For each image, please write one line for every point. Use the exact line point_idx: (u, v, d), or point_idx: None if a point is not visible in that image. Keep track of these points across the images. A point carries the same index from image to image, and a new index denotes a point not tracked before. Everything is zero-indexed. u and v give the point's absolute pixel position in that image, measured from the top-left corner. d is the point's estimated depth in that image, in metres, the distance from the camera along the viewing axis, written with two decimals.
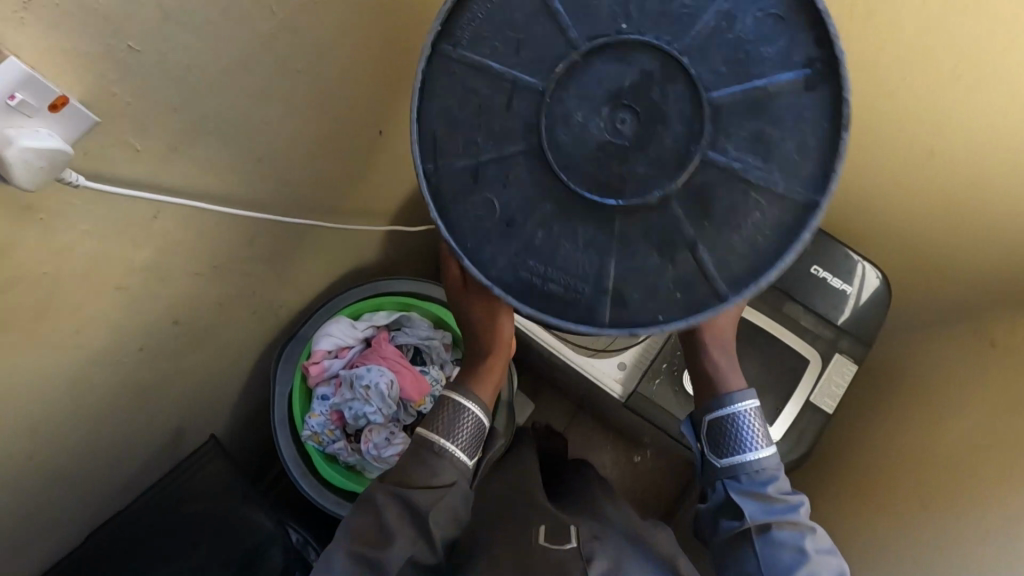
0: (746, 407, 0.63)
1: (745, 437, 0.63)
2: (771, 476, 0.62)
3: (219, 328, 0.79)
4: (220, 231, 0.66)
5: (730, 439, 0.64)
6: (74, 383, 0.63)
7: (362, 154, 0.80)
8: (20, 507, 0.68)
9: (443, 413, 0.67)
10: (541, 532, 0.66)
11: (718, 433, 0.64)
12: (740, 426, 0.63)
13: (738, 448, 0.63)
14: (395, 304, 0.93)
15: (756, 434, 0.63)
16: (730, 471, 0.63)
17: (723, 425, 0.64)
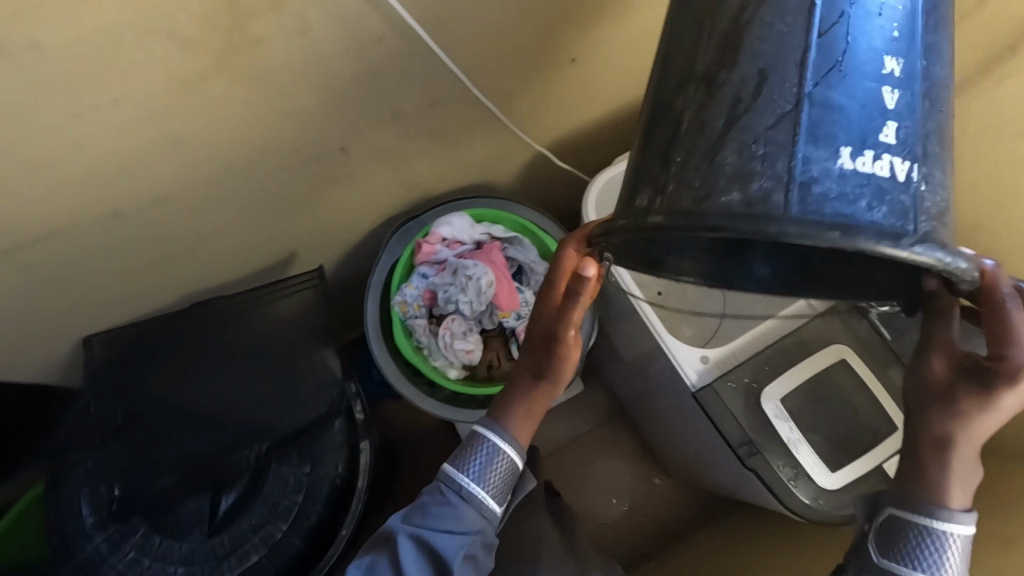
0: (953, 532, 0.49)
1: (931, 560, 0.49)
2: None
3: (369, 177, 0.85)
4: (416, 83, 0.72)
5: (908, 552, 0.50)
6: (252, 162, 0.70)
7: (554, 77, 0.84)
8: (160, 250, 0.77)
9: (471, 450, 0.59)
10: None
11: (899, 535, 0.51)
12: (933, 548, 0.49)
13: (922, 567, 0.49)
14: (514, 225, 0.98)
15: (951, 563, 0.49)
16: None
17: (906, 530, 0.51)
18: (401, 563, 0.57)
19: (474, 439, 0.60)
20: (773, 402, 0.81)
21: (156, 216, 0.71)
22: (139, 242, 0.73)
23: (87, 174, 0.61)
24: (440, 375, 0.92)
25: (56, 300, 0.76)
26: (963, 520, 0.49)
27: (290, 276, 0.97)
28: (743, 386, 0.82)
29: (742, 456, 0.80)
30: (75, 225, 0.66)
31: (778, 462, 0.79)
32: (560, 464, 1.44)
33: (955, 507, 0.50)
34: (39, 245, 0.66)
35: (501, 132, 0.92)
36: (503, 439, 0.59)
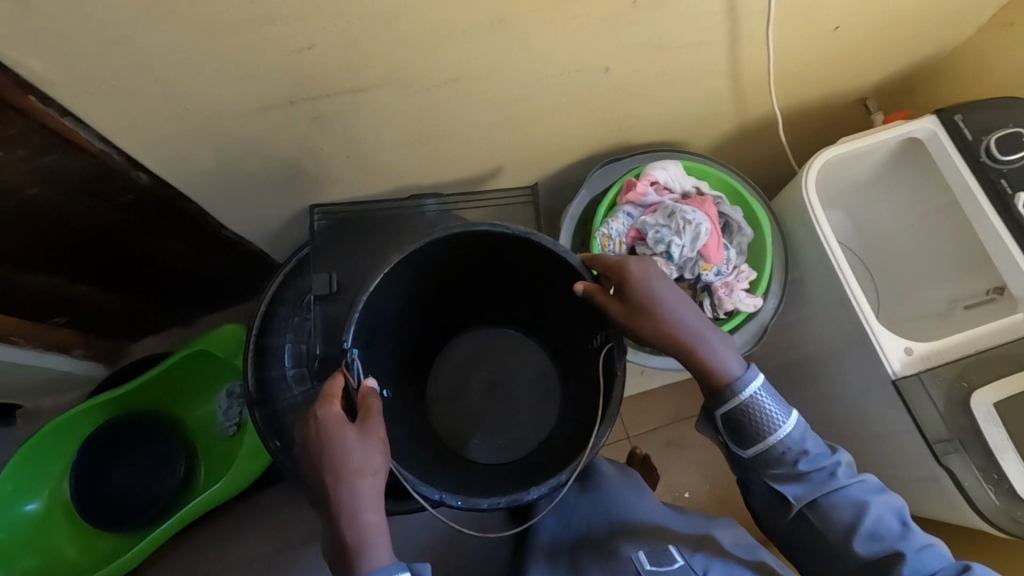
0: (746, 371, 0.69)
1: (762, 414, 0.68)
2: (802, 449, 0.67)
3: (608, 107, 0.88)
4: (707, 18, 0.75)
5: (752, 422, 0.68)
6: (542, 65, 0.74)
7: (810, 38, 0.86)
8: (415, 130, 0.80)
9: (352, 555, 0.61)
10: (639, 556, 0.71)
11: (736, 425, 0.69)
12: (754, 406, 0.68)
13: (764, 434, 0.68)
14: (720, 184, 0.97)
15: (770, 407, 0.68)
16: (765, 465, 0.69)
17: (739, 416, 0.69)
18: None
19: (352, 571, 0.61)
20: (985, 407, 0.79)
21: (440, 99, 0.75)
22: (412, 121, 0.78)
23: (424, 45, 0.65)
24: None
25: (313, 158, 0.80)
26: (740, 364, 0.70)
27: (504, 189, 0.99)
28: (948, 384, 0.81)
29: (937, 453, 0.80)
30: (375, 85, 0.69)
31: (978, 466, 0.78)
32: (657, 442, 1.44)
33: (736, 373, 0.69)
34: (338, 97, 0.69)
35: (727, 88, 0.93)
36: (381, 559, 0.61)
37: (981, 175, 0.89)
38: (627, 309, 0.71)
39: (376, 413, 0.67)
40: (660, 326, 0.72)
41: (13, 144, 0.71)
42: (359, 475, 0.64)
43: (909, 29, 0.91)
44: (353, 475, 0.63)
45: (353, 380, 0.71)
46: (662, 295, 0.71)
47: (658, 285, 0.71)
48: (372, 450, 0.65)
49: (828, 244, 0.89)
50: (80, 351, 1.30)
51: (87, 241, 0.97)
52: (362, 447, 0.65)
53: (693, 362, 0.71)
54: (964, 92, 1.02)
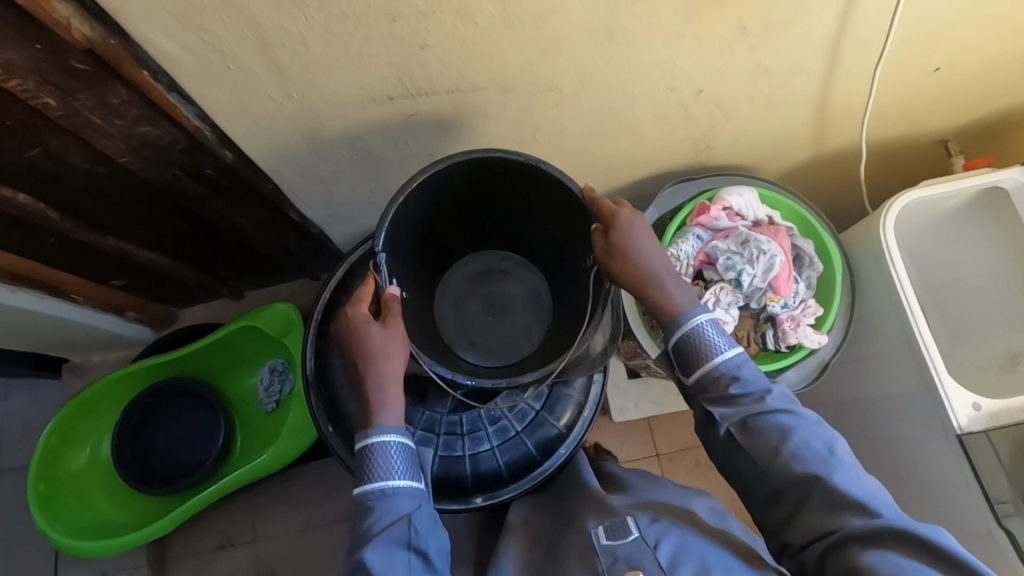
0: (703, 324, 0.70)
1: (702, 344, 0.69)
2: (738, 377, 0.68)
3: (690, 126, 0.88)
4: (807, 47, 0.74)
5: (693, 352, 0.70)
6: (637, 79, 0.74)
7: (903, 75, 0.85)
8: (499, 133, 0.81)
9: (373, 465, 0.65)
10: (595, 530, 0.66)
11: (680, 351, 0.71)
12: (698, 339, 0.70)
13: (702, 359, 0.69)
14: (792, 216, 0.96)
15: (714, 339, 0.70)
16: (700, 390, 0.70)
17: (686, 343, 0.70)
18: (381, 519, 0.62)
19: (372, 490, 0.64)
20: None
21: (532, 104, 0.76)
22: (499, 124, 0.79)
23: (532, 52, 0.65)
24: None
25: (397, 153, 0.81)
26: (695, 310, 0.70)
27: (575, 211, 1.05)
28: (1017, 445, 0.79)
29: (998, 515, 0.78)
30: (472, 89, 0.70)
31: None
32: (685, 462, 1.43)
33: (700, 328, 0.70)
34: (435, 97, 0.70)
35: (810, 118, 0.92)
36: (401, 458, 0.66)
37: None
38: (607, 251, 0.70)
39: (397, 313, 0.70)
40: (636, 276, 0.70)
41: (115, 115, 0.73)
42: (386, 362, 0.68)
43: (1004, 75, 0.90)
44: (380, 359, 0.68)
45: (383, 280, 0.72)
46: (642, 246, 0.70)
47: (641, 238, 0.70)
48: (395, 340, 0.69)
49: (902, 288, 0.88)
50: (134, 314, 1.33)
51: (162, 211, 1.00)
52: (386, 337, 0.69)
53: (662, 314, 0.71)
54: None
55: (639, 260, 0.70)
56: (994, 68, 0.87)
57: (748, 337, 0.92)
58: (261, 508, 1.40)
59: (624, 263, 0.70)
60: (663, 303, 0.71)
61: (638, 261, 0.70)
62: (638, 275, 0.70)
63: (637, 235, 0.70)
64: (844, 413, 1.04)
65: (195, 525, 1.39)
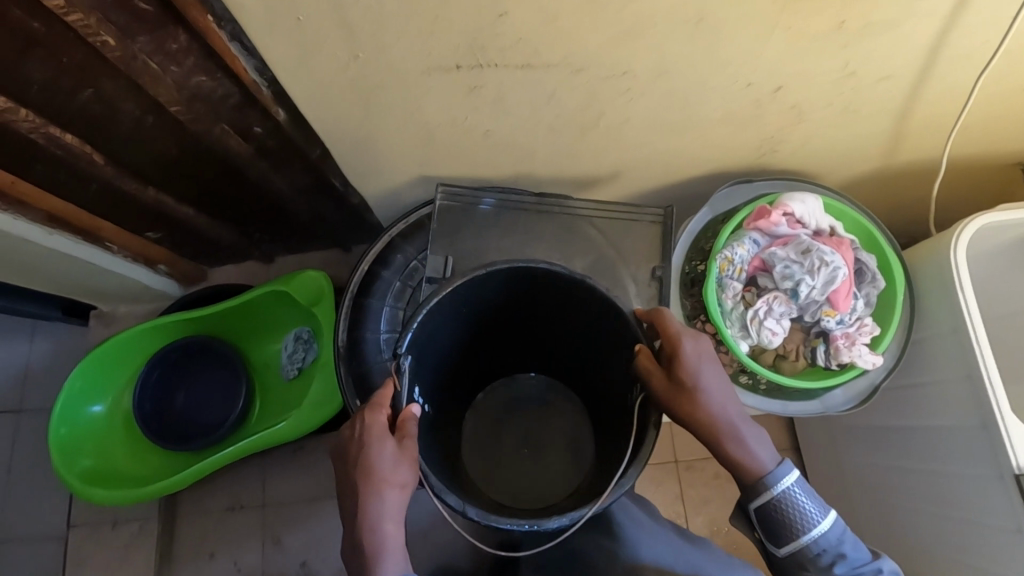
0: (788, 479, 0.66)
1: (798, 515, 0.66)
2: (835, 552, 0.65)
3: (759, 126, 0.84)
4: (899, 51, 0.70)
5: (785, 524, 0.66)
6: (714, 70, 0.70)
7: (994, 92, 0.80)
8: (561, 116, 0.77)
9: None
10: None
11: (769, 521, 0.67)
12: (789, 507, 0.66)
13: (796, 534, 0.66)
14: (854, 229, 0.91)
15: (808, 508, 0.66)
16: (797, 566, 0.67)
17: (772, 512, 0.66)
18: None
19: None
20: None
21: (601, 87, 0.72)
22: (562, 106, 0.75)
23: (612, 30, 0.62)
24: (734, 346, 0.87)
25: (453, 128, 0.78)
26: (778, 467, 0.67)
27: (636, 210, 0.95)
28: None
29: None
30: (543, 65, 0.66)
31: None
32: (704, 471, 1.40)
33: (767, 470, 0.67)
34: (502, 70, 0.67)
35: (887, 129, 0.87)
36: None
37: None
38: (676, 391, 0.67)
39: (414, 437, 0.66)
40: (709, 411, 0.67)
41: (172, 61, 0.71)
42: (384, 489, 0.63)
43: None
44: (381, 486, 0.62)
45: (403, 393, 0.68)
46: (709, 377, 0.68)
47: (710, 370, 0.68)
48: (401, 468, 0.64)
49: (967, 314, 0.83)
50: (164, 268, 1.33)
51: (206, 166, 0.98)
52: (394, 461, 0.64)
53: (727, 451, 0.68)
54: None
55: (711, 394, 0.67)
56: None
57: (797, 351, 0.88)
58: (274, 475, 1.40)
59: (697, 397, 0.67)
60: (732, 439, 0.68)
61: (713, 392, 0.68)
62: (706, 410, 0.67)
63: (708, 367, 0.68)
64: (886, 440, 1.00)
65: (208, 485, 1.40)
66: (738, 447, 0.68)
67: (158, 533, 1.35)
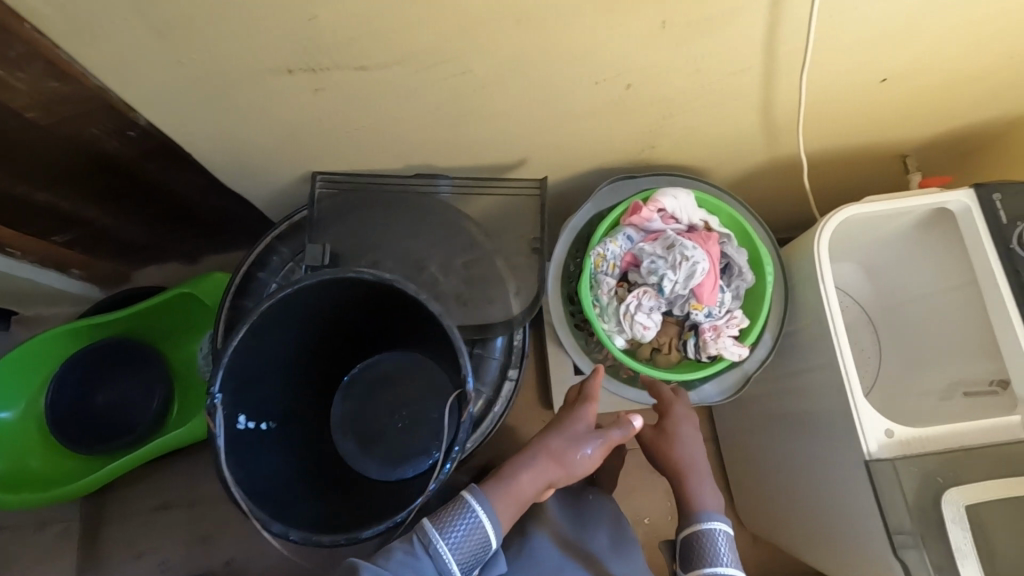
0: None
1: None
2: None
3: (625, 122, 0.84)
4: (739, 48, 0.69)
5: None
6: (553, 69, 0.70)
7: (852, 85, 0.80)
8: (415, 116, 0.77)
9: (455, 513, 0.67)
10: None
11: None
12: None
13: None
14: (730, 222, 0.93)
15: None
16: None
17: (692, 543, 0.72)
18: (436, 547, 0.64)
19: (464, 505, 0.68)
20: (956, 505, 0.75)
21: (446, 88, 0.72)
22: (412, 107, 0.75)
23: (428, 32, 0.62)
24: (609, 340, 0.89)
25: (307, 130, 0.78)
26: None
27: (517, 180, 0.92)
28: (924, 476, 0.76)
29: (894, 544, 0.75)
30: (379, 67, 0.66)
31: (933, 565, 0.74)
32: (632, 460, 1.43)
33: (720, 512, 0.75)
34: (342, 72, 0.66)
35: (759, 123, 0.87)
36: (484, 518, 0.67)
37: (1010, 267, 0.83)
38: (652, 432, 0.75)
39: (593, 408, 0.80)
40: (682, 473, 0.78)
41: (17, 67, 0.70)
42: (554, 455, 0.76)
43: (966, 90, 0.85)
44: (554, 448, 0.76)
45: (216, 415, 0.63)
46: (692, 446, 0.81)
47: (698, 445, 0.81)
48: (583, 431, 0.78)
49: (829, 307, 0.84)
50: (79, 271, 1.31)
51: (90, 169, 0.97)
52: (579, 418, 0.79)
53: (683, 498, 0.76)
54: None
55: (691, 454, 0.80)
56: (953, 82, 0.82)
57: (670, 344, 0.90)
58: (202, 475, 1.41)
59: (703, 486, 0.77)
60: (690, 499, 0.76)
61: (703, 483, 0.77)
62: (679, 473, 0.79)
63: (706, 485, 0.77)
64: (781, 431, 1.02)
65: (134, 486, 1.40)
66: (693, 497, 0.76)
67: (82, 534, 1.36)
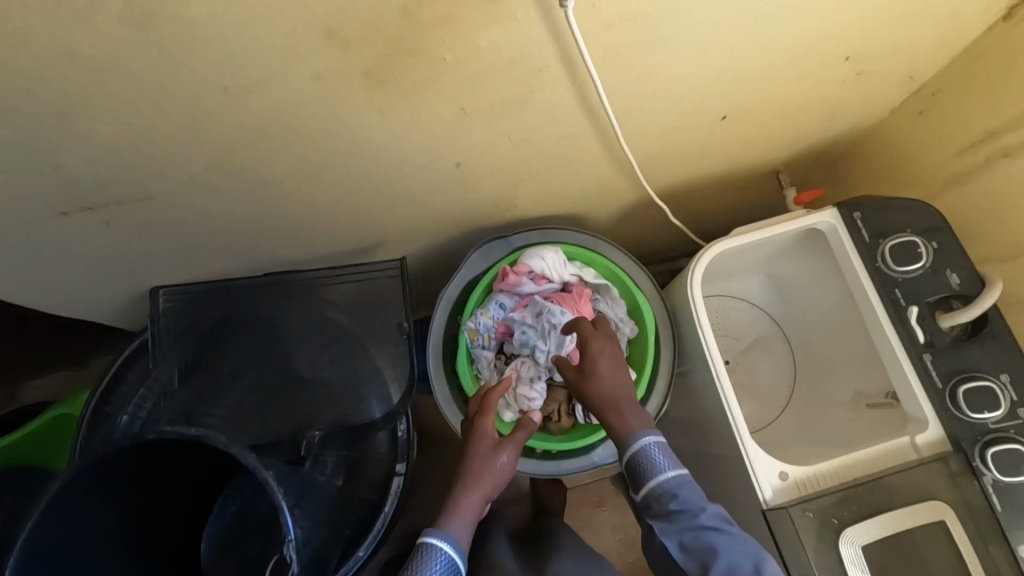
0: None
1: None
2: (677, 493, 0.66)
3: (472, 193, 0.79)
4: (558, 117, 0.65)
5: None
6: (365, 164, 0.65)
7: (696, 126, 0.77)
8: (235, 225, 0.71)
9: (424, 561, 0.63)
10: None
11: None
12: None
13: None
14: (606, 272, 0.91)
15: None
16: None
17: (637, 466, 0.68)
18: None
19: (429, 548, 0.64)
20: (854, 547, 0.72)
21: (252, 199, 0.66)
22: (225, 219, 0.69)
23: (200, 157, 0.56)
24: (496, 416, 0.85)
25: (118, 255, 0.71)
26: None
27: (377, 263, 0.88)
28: (822, 522, 0.73)
29: None
30: (163, 193, 0.60)
31: None
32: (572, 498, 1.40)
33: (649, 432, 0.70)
34: (122, 205, 0.60)
35: (616, 171, 0.84)
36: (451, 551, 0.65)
37: (878, 282, 0.81)
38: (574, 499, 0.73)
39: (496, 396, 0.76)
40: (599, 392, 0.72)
41: None
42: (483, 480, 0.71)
43: (816, 111, 0.82)
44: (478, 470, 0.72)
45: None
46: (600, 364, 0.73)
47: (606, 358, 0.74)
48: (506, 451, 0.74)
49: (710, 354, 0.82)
50: None
51: None
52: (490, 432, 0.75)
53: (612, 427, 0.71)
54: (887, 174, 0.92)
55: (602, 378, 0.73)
56: (799, 108, 0.80)
57: (559, 410, 0.87)
58: None
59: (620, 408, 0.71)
60: (618, 429, 0.70)
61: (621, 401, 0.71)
62: (601, 402, 0.72)
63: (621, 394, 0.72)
64: (695, 470, 0.99)
65: None
66: (620, 423, 0.70)
67: None
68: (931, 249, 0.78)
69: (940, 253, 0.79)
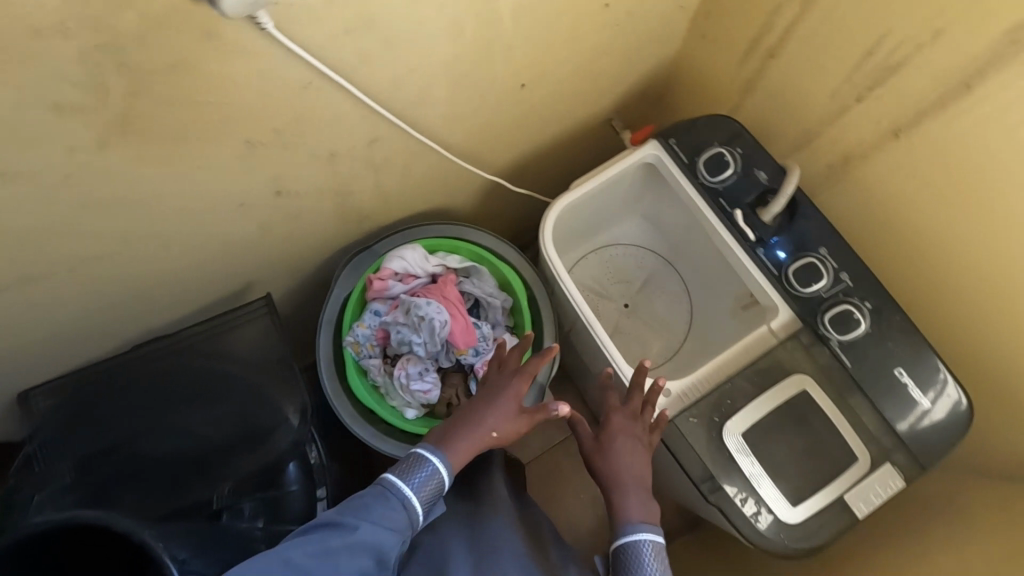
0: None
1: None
2: None
3: (311, 216, 0.81)
4: (353, 125, 0.68)
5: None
6: (180, 216, 0.66)
7: (500, 99, 0.81)
8: (75, 309, 0.71)
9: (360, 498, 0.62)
10: None
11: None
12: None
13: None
14: (471, 254, 0.94)
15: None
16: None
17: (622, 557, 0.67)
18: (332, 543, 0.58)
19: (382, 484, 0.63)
20: (736, 437, 0.79)
21: (78, 278, 0.66)
22: (60, 305, 0.69)
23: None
24: (399, 417, 0.88)
25: None
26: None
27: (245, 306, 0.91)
28: (707, 424, 0.80)
29: (706, 493, 0.77)
30: None
31: (740, 498, 0.77)
32: None
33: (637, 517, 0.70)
34: None
35: (447, 160, 0.87)
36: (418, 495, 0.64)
37: (705, 196, 0.88)
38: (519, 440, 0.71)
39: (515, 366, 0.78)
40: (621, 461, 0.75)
41: None
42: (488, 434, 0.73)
43: (610, 58, 0.88)
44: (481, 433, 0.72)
45: None
46: (625, 442, 0.76)
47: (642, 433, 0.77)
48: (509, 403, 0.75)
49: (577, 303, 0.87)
50: None
51: None
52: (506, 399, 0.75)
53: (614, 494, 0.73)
54: (698, 98, 0.99)
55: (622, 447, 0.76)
56: (591, 58, 0.85)
57: (458, 394, 0.91)
58: None
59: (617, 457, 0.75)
60: (621, 500, 0.72)
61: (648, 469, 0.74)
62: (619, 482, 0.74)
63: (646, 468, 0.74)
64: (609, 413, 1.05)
65: None
66: (622, 501, 0.72)
67: None
68: (738, 155, 0.85)
69: (747, 157, 0.86)
